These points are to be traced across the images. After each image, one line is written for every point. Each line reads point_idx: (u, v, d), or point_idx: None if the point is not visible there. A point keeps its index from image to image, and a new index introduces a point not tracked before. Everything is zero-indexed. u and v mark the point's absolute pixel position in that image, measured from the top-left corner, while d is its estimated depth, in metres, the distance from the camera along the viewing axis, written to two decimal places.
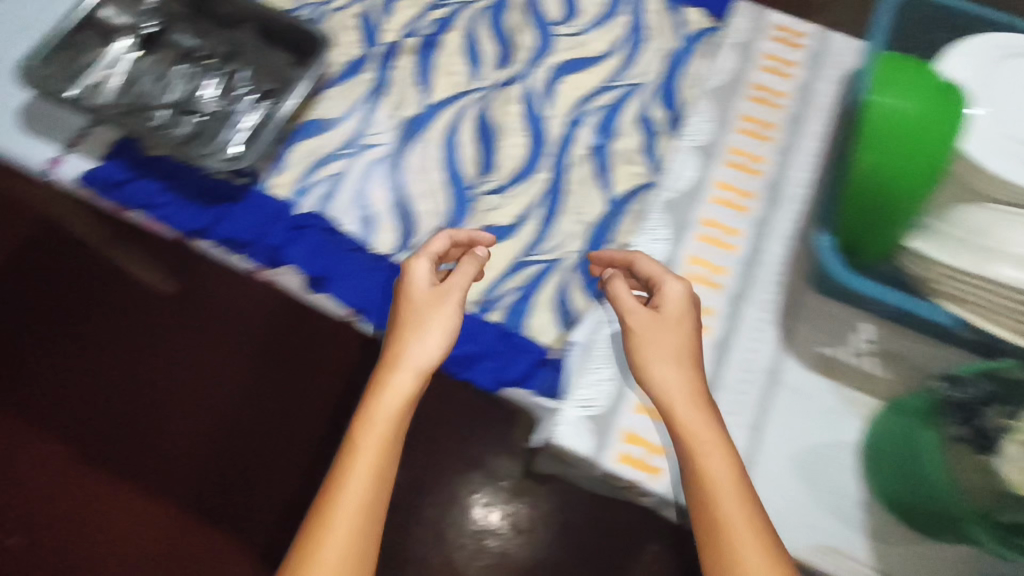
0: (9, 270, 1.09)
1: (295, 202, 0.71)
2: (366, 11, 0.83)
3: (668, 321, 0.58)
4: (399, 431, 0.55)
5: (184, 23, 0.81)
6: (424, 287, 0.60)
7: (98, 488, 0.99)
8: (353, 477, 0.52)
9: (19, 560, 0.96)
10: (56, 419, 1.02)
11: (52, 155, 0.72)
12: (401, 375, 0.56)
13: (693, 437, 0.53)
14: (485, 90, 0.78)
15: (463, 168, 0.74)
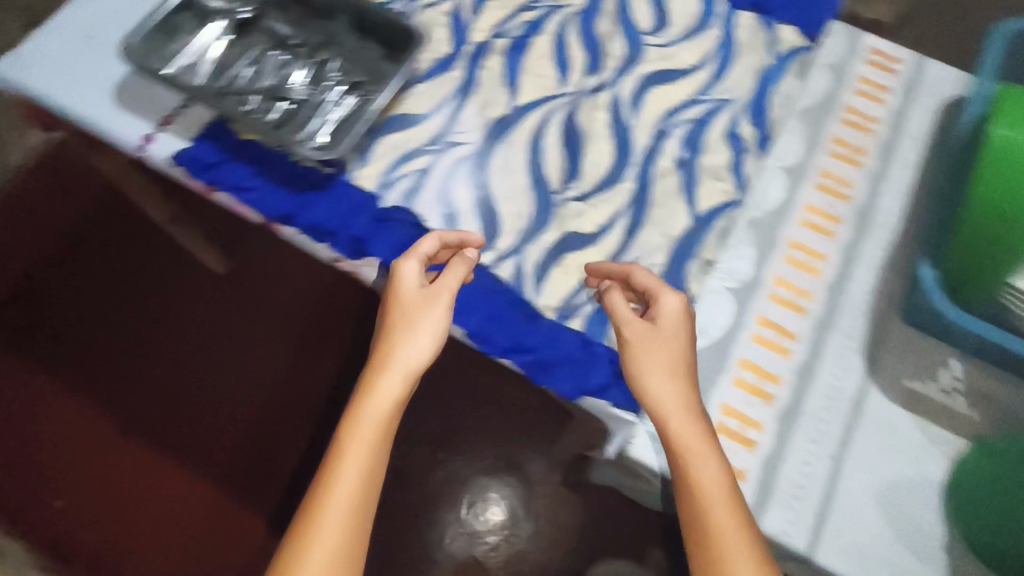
0: (71, 242, 1.15)
1: (380, 194, 0.71)
2: (457, 8, 0.83)
3: (663, 336, 0.59)
4: (390, 428, 0.57)
5: (279, 9, 0.81)
6: (411, 288, 0.62)
7: (129, 460, 1.05)
8: (345, 472, 0.54)
9: (50, 522, 1.02)
10: (93, 390, 1.08)
11: (145, 133, 0.74)
12: (391, 376, 0.58)
13: (684, 446, 0.54)
14: (572, 96, 0.77)
15: (548, 172, 0.73)
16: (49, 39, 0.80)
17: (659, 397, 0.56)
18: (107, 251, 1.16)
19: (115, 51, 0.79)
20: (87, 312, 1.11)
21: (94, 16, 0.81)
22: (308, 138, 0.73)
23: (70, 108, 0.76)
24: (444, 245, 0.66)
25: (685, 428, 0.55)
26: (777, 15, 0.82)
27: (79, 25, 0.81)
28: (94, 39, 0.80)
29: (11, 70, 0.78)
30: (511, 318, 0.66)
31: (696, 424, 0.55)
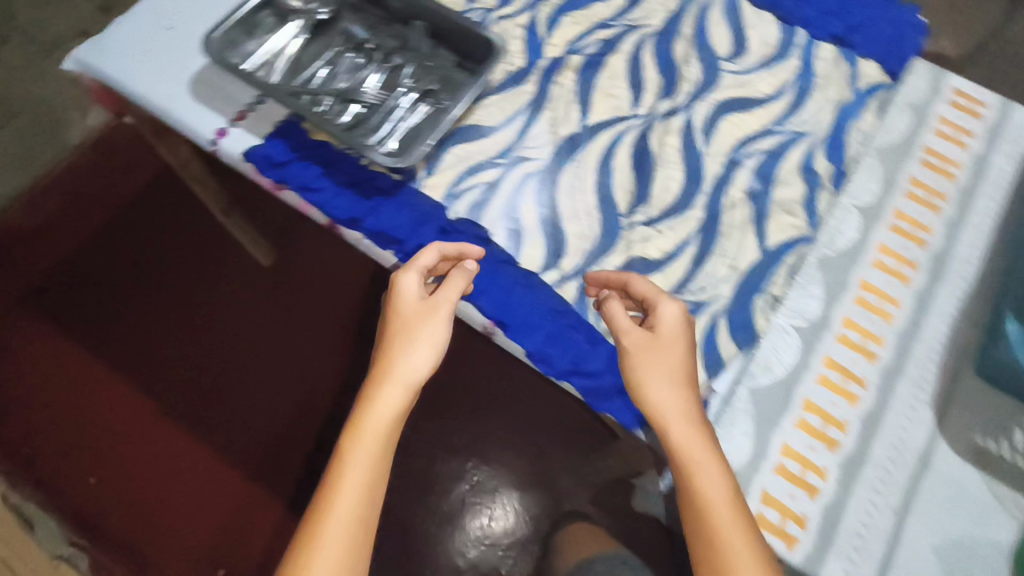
0: (151, 235, 1.27)
1: (447, 206, 0.71)
2: (532, 22, 0.83)
3: (665, 343, 0.57)
4: (391, 442, 0.56)
5: (356, 11, 0.81)
6: (411, 299, 0.61)
7: (185, 445, 1.15)
8: (344, 488, 0.52)
9: (107, 496, 1.11)
10: (157, 376, 1.19)
11: (219, 128, 0.75)
12: (392, 390, 0.56)
13: (691, 458, 0.52)
14: (645, 119, 0.76)
15: (616, 194, 0.72)
16: (129, 27, 0.81)
17: (662, 405, 0.54)
18: (176, 246, 1.26)
19: (193, 43, 0.80)
20: (147, 302, 1.23)
21: (173, 6, 0.82)
22: (379, 144, 0.73)
23: (146, 97, 0.77)
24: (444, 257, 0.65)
25: (693, 441, 0.53)
26: (859, 49, 0.80)
27: (159, 14, 0.81)
28: (174, 30, 0.81)
29: (92, 56, 0.79)
30: (573, 340, 0.65)
31: (704, 438, 0.53)
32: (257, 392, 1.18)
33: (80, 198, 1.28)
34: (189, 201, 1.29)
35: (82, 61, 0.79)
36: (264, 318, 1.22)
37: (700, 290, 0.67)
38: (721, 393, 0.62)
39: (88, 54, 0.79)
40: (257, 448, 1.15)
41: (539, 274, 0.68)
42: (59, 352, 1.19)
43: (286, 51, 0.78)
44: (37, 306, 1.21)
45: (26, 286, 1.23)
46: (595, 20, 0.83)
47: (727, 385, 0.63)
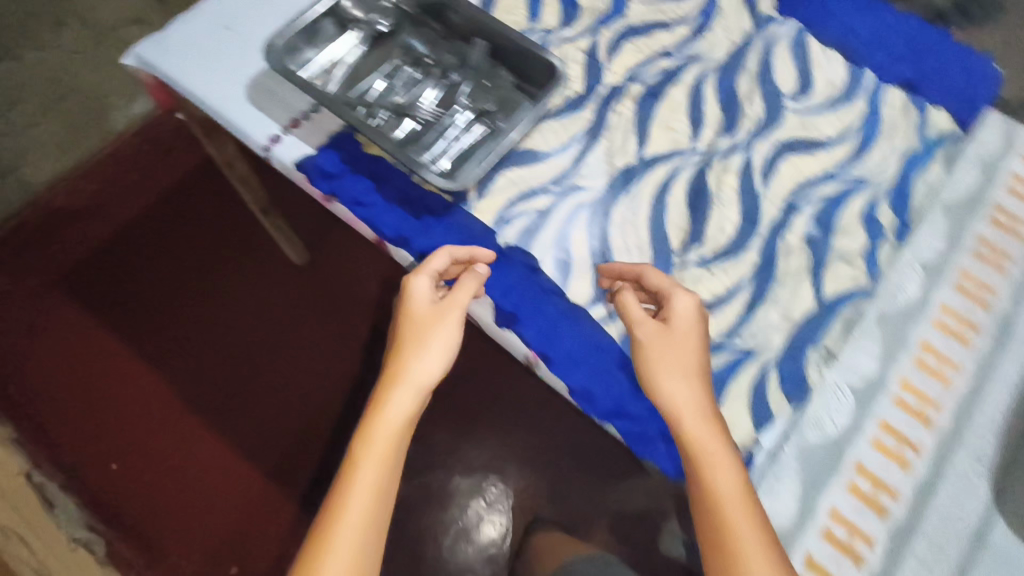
0: (186, 226, 1.28)
1: (497, 231, 0.70)
2: (594, 46, 0.81)
3: (680, 337, 0.58)
4: (402, 442, 0.57)
5: (417, 25, 0.80)
6: (424, 301, 0.60)
7: (205, 439, 1.15)
8: (356, 488, 0.54)
9: (124, 485, 1.11)
10: (183, 368, 1.19)
11: (273, 134, 0.74)
12: (402, 393, 0.57)
13: (702, 452, 0.54)
14: (703, 155, 0.75)
15: (670, 231, 0.70)
16: (190, 26, 0.81)
17: (676, 403, 0.55)
18: (210, 239, 1.27)
19: (251, 46, 0.80)
20: (178, 292, 1.24)
21: (234, 6, 0.82)
22: (432, 163, 0.72)
23: (203, 100, 0.77)
24: (454, 261, 0.64)
25: (706, 442, 0.54)
26: (929, 97, 0.78)
27: (219, 14, 0.81)
28: (233, 31, 0.80)
29: (152, 53, 0.79)
30: (617, 380, 0.63)
31: (717, 439, 0.54)
32: (282, 392, 1.18)
33: (122, 184, 1.29)
34: (226, 195, 1.30)
35: (142, 58, 0.79)
36: (294, 318, 1.23)
37: (750, 338, 0.65)
38: (766, 449, 0.60)
39: (148, 51, 0.79)
40: (278, 448, 1.15)
41: (586, 308, 0.67)
42: (89, 336, 1.20)
43: (344, 61, 0.77)
44: (72, 288, 1.23)
45: (62, 267, 1.24)
46: (657, 49, 0.81)
47: (773, 440, 0.61)
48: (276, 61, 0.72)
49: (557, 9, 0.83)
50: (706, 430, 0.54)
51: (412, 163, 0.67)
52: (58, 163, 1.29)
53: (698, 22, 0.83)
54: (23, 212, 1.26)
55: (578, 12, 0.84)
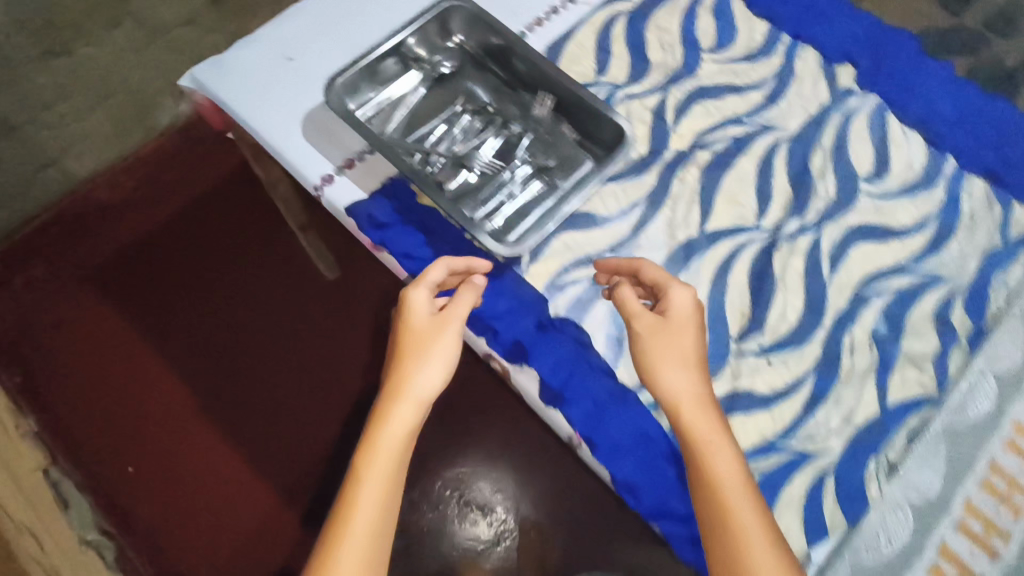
0: (222, 231, 1.27)
1: (548, 298, 0.68)
2: (661, 105, 0.78)
3: (680, 329, 0.56)
4: (405, 457, 0.54)
5: (481, 70, 0.78)
6: (424, 311, 0.59)
7: (223, 451, 1.13)
8: (361, 509, 0.51)
9: (139, 491, 1.10)
10: (208, 377, 1.18)
11: (326, 173, 0.72)
12: (405, 407, 0.55)
13: (700, 441, 0.52)
14: (769, 233, 0.71)
15: (729, 315, 0.67)
16: (249, 52, 0.79)
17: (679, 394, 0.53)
18: (244, 245, 1.26)
19: (311, 78, 0.78)
20: (208, 297, 1.23)
21: (296, 35, 0.80)
22: (487, 220, 0.70)
23: (257, 129, 0.75)
24: (451, 272, 0.63)
25: (710, 437, 0.52)
26: (1015, 192, 0.74)
27: (281, 43, 0.79)
28: (293, 61, 0.79)
29: (209, 77, 0.77)
30: (663, 471, 0.60)
31: (720, 432, 0.52)
32: (302, 410, 1.16)
33: (163, 184, 1.30)
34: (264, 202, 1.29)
35: (199, 81, 0.77)
36: (321, 336, 1.20)
37: (808, 439, 0.61)
38: (818, 564, 0.57)
39: (206, 74, 0.77)
40: (293, 469, 1.12)
41: (635, 391, 0.64)
42: (117, 333, 1.20)
43: (403, 104, 0.76)
44: (103, 282, 1.22)
45: (97, 261, 1.24)
46: (728, 115, 0.78)
47: (826, 556, 0.57)
48: (335, 101, 0.70)
49: (626, 65, 0.81)
50: (709, 426, 0.52)
51: (467, 223, 0.64)
52: (101, 154, 1.29)
53: (773, 87, 0.80)
54: (63, 201, 1.27)
55: (648, 68, 0.81)
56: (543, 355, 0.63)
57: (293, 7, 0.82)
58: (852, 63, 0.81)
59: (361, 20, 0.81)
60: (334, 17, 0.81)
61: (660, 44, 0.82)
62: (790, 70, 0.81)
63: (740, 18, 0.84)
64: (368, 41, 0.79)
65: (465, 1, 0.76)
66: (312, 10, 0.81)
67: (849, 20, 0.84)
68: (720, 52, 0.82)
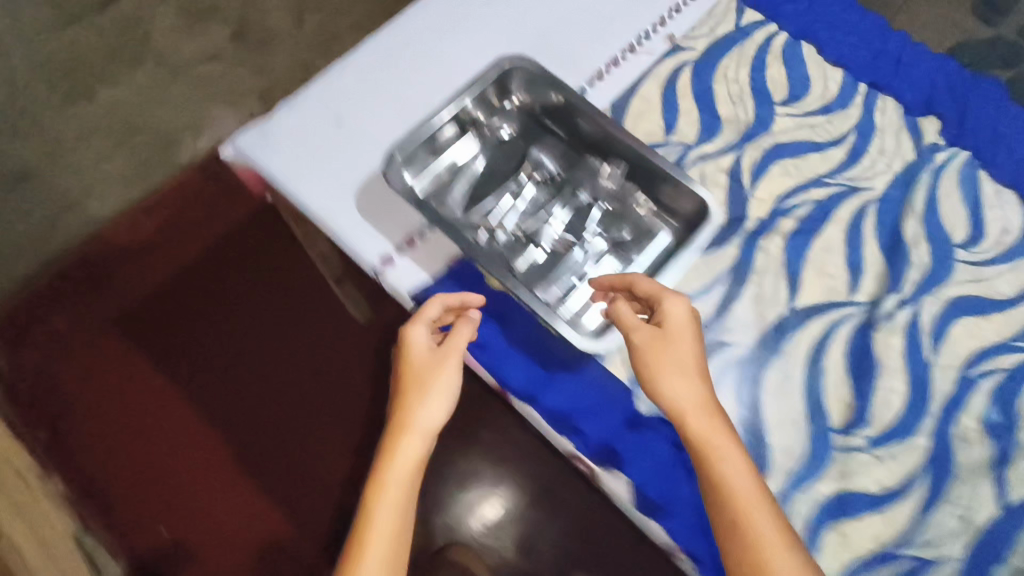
0: (235, 256, 1.13)
1: (632, 389, 0.63)
2: (737, 165, 0.73)
3: (679, 342, 0.54)
4: (411, 494, 0.52)
5: (545, 133, 0.73)
6: (423, 344, 0.57)
7: (250, 501, 1.01)
8: (370, 552, 0.49)
9: (156, 546, 0.98)
10: (228, 418, 1.05)
11: (387, 253, 0.67)
12: (409, 442, 0.53)
13: (711, 452, 0.50)
14: (863, 309, 0.67)
15: (830, 404, 0.63)
16: (294, 116, 0.74)
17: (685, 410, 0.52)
18: (262, 273, 1.12)
19: (361, 144, 0.72)
20: (223, 332, 1.09)
21: (342, 95, 0.74)
22: (564, 307, 0.65)
23: (308, 205, 0.70)
24: (447, 309, 0.61)
25: (717, 448, 0.50)
26: None
27: (326, 105, 0.74)
28: (341, 124, 0.73)
29: (253, 147, 0.72)
30: None
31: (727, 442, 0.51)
32: (331, 460, 1.03)
33: (179, 214, 1.16)
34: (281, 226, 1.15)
35: (242, 152, 0.72)
36: (357, 384, 1.07)
37: (927, 544, 0.58)
38: None
39: (250, 145, 0.72)
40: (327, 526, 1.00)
41: None
42: (141, 383, 1.07)
43: (464, 174, 0.71)
44: (120, 326, 1.09)
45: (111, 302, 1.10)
46: (809, 175, 0.73)
47: None
48: (397, 181, 0.65)
49: (696, 120, 0.76)
50: (716, 438, 0.50)
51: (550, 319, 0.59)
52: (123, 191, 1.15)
53: (853, 143, 0.75)
54: (73, 239, 1.12)
55: (719, 124, 0.76)
56: (635, 458, 0.60)
57: (334, 63, 0.76)
58: (936, 114, 0.77)
59: (410, 77, 0.75)
60: (381, 74, 0.75)
61: (730, 97, 0.78)
62: (869, 124, 0.76)
63: (813, 67, 0.79)
64: (423, 104, 0.74)
65: (529, 61, 0.70)
66: (356, 67, 0.76)
67: (928, 66, 0.79)
68: (794, 105, 0.77)
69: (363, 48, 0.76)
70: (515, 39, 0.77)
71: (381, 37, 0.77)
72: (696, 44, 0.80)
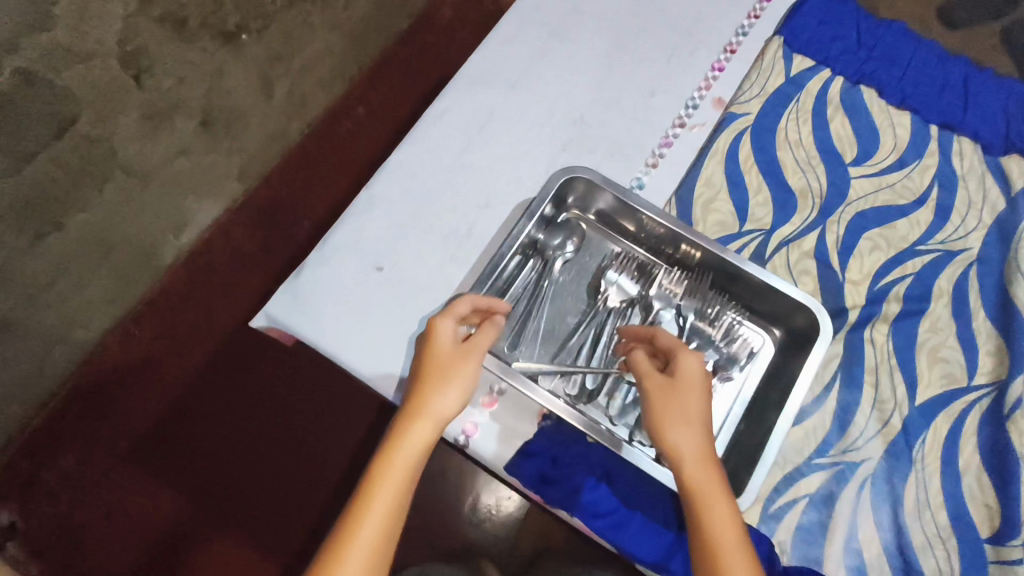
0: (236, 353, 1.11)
1: (769, 533, 0.56)
2: (822, 245, 0.67)
3: (690, 391, 0.50)
4: (413, 479, 0.47)
5: (609, 240, 0.66)
6: (449, 338, 0.53)
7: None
8: (366, 523, 0.44)
9: None
10: (256, 525, 1.01)
11: (467, 422, 0.57)
12: (421, 426, 0.49)
13: (703, 496, 0.46)
14: (989, 394, 0.62)
15: (975, 510, 0.59)
16: (328, 266, 0.64)
17: (683, 449, 0.48)
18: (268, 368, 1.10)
19: (412, 290, 0.64)
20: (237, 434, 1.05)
21: (378, 233, 0.66)
22: None
23: (366, 376, 0.61)
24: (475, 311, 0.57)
25: (705, 485, 0.46)
26: None
27: (363, 248, 0.65)
28: (385, 269, 0.65)
29: (289, 313, 0.62)
30: None
31: (718, 485, 0.46)
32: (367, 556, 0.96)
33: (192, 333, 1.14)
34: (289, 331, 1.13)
35: (278, 321, 0.62)
36: None
37: None
38: None
39: (285, 311, 0.62)
40: None
41: None
42: (183, 518, 1.00)
43: (534, 309, 0.63)
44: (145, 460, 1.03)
45: (147, 432, 1.05)
46: (900, 244, 0.67)
47: None
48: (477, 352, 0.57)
49: (768, 198, 0.69)
50: (710, 477, 0.46)
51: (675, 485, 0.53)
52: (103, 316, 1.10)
53: (936, 199, 0.69)
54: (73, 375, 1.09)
55: (793, 199, 0.69)
56: None
57: (359, 195, 0.67)
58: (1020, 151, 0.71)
59: (451, 201, 0.67)
60: (417, 202, 0.67)
61: (797, 164, 0.70)
62: (948, 171, 0.70)
63: (877, 113, 0.73)
64: (470, 229, 0.67)
65: (589, 169, 0.63)
66: (386, 198, 0.67)
67: (995, 89, 0.73)
68: (866, 162, 0.70)
69: (388, 173, 0.68)
70: (555, 135, 0.71)
71: (405, 157, 0.68)
72: (748, 106, 0.73)
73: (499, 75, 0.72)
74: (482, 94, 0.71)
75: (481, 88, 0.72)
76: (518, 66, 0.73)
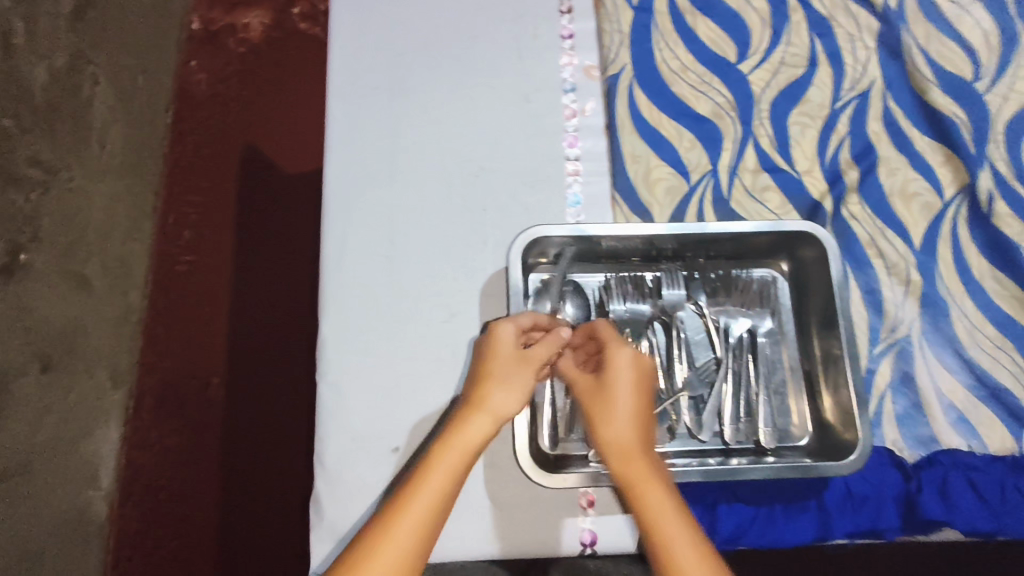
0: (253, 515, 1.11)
1: (878, 438, 0.59)
2: (761, 155, 0.66)
3: (621, 387, 0.48)
4: (459, 481, 0.44)
5: (586, 270, 0.63)
6: (511, 340, 0.49)
7: None
8: (413, 511, 0.42)
9: None
10: None
11: (581, 532, 0.54)
12: (478, 421, 0.46)
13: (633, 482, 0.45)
14: (959, 203, 0.65)
15: (1008, 307, 0.62)
16: (340, 482, 0.53)
17: (613, 448, 0.46)
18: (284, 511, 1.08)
19: None
20: None
21: (365, 418, 0.55)
22: (769, 433, 0.58)
23: (464, 555, 0.53)
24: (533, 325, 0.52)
25: (638, 472, 0.45)
26: None
27: (364, 441, 0.54)
28: (404, 447, 0.54)
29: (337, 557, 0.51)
30: None
31: (648, 469, 0.45)
32: None
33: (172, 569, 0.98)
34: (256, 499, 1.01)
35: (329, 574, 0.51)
36: None
37: None
38: None
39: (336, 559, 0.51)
40: None
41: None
42: None
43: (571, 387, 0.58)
44: None
45: None
46: (821, 113, 0.67)
47: None
48: (560, 480, 0.53)
49: (693, 139, 0.66)
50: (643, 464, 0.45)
51: (808, 469, 0.54)
52: None
53: (823, 50, 0.68)
54: None
55: (712, 126, 0.66)
56: (946, 510, 0.56)
57: (320, 392, 0.55)
58: None
59: (415, 336, 0.58)
60: (386, 361, 0.57)
61: (694, 89, 0.67)
62: (818, 19, 0.69)
63: None
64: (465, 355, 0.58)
65: (553, 227, 0.58)
66: (349, 378, 0.56)
67: None
68: (749, 52, 0.68)
69: (332, 352, 0.56)
70: (467, 200, 0.62)
71: (337, 323, 0.57)
72: (620, 58, 0.67)
73: (367, 174, 0.61)
74: (365, 206, 0.61)
75: (361, 200, 0.61)
76: (380, 150, 0.62)
